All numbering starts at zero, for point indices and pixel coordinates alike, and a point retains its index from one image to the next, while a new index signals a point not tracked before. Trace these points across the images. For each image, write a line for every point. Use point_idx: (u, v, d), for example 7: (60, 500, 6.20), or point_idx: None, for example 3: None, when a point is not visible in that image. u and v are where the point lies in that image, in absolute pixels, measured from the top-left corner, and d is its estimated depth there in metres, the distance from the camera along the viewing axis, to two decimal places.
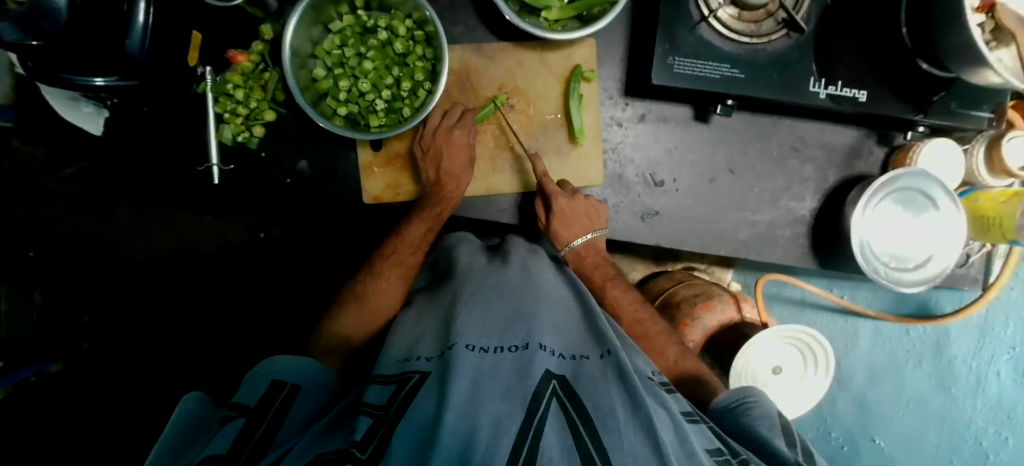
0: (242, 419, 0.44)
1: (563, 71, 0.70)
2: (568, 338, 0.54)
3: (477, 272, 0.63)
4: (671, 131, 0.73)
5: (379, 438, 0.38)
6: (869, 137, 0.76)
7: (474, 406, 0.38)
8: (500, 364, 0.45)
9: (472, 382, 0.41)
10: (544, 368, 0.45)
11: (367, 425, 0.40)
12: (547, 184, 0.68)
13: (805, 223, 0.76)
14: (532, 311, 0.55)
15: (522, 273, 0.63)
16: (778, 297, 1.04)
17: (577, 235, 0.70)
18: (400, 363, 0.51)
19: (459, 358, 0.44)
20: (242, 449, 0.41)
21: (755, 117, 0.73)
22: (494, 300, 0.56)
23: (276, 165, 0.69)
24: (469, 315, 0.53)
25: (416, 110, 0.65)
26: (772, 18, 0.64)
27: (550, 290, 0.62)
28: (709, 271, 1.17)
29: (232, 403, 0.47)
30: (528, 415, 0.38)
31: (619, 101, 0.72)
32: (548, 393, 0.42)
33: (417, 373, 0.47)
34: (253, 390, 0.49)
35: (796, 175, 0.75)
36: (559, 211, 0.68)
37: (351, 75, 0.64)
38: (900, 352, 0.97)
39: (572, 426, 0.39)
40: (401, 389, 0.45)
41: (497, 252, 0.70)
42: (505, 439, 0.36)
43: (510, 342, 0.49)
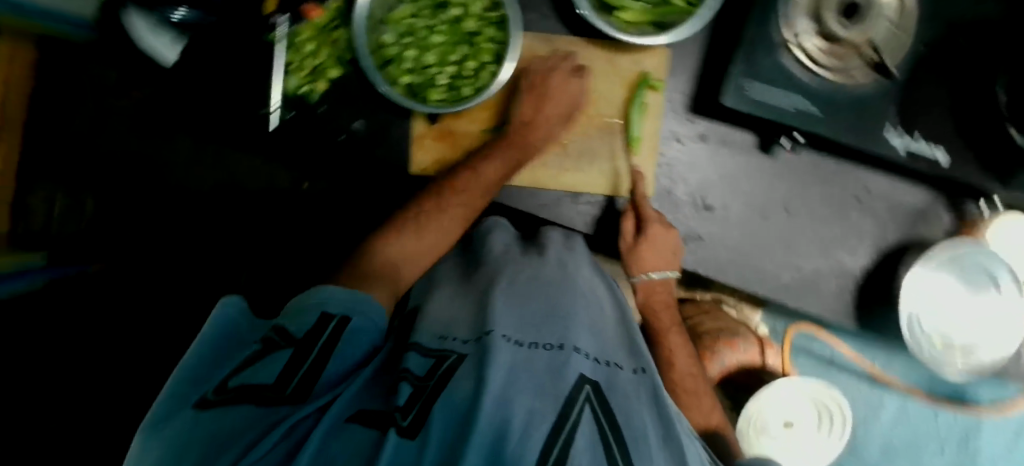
0: (289, 350, 0.41)
1: (629, 75, 0.68)
2: (602, 343, 0.54)
3: (512, 261, 0.64)
4: (730, 157, 0.70)
5: (418, 409, 0.38)
6: (938, 201, 0.71)
7: (509, 394, 0.39)
8: (534, 362, 0.45)
9: (508, 371, 0.41)
10: (579, 372, 0.45)
11: (408, 393, 0.40)
12: (645, 208, 0.67)
13: (853, 279, 0.72)
14: (570, 311, 0.55)
15: (558, 267, 0.62)
16: (807, 351, 1.03)
17: (652, 267, 0.68)
18: (437, 340, 0.51)
19: (497, 345, 0.45)
20: (288, 385, 0.39)
21: (822, 158, 0.70)
22: (533, 294, 0.57)
23: (333, 121, 0.70)
24: (506, 305, 0.53)
25: (477, 91, 0.65)
26: (860, 57, 0.61)
27: (588, 293, 0.62)
28: (738, 307, 1.06)
29: (277, 328, 0.44)
30: (560, 416, 0.39)
31: (683, 116, 0.70)
32: (581, 398, 0.42)
33: (454, 353, 0.47)
34: (302, 316, 0.44)
35: (854, 227, 0.71)
36: (650, 239, 0.66)
37: (419, 46, 0.65)
38: (922, 429, 1.00)
39: (604, 440, 0.39)
40: (441, 364, 0.45)
41: (531, 244, 0.69)
42: (536, 434, 0.36)
43: (545, 339, 0.49)
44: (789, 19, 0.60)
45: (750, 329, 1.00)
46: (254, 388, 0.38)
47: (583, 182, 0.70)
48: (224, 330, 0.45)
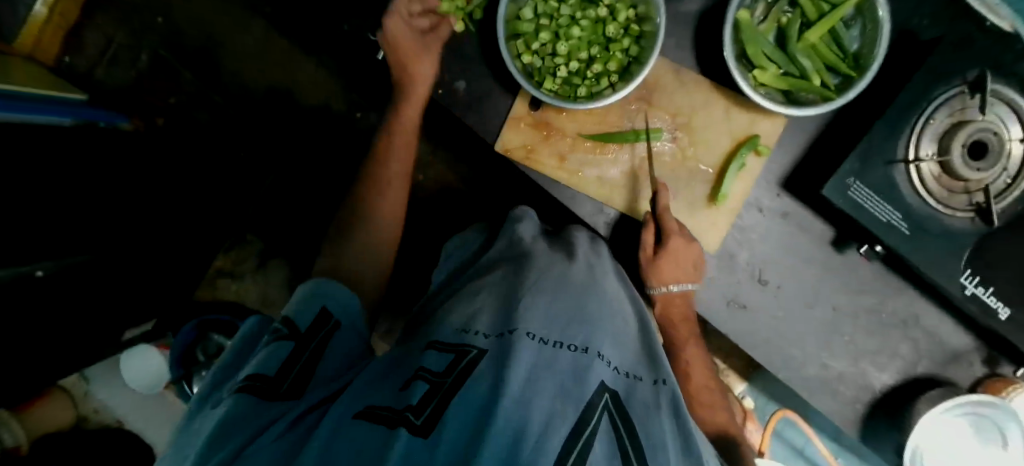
0: (291, 342, 0.47)
1: (740, 132, 0.68)
2: (624, 351, 0.53)
3: (545, 257, 0.63)
4: (801, 242, 0.70)
5: (434, 405, 0.37)
6: (978, 352, 0.71)
7: (528, 396, 0.38)
8: (557, 361, 0.44)
9: (529, 371, 0.40)
10: (600, 379, 0.44)
11: (423, 390, 0.39)
12: (666, 221, 0.66)
13: (871, 394, 0.73)
14: (595, 316, 0.54)
15: (586, 271, 0.62)
16: (783, 436, 1.08)
17: (672, 279, 0.67)
18: (457, 333, 0.49)
19: (521, 342, 0.44)
20: (287, 374, 0.45)
21: (888, 276, 0.70)
22: (561, 294, 0.55)
23: (437, 72, 0.69)
24: (533, 301, 0.52)
25: (592, 95, 0.64)
26: (967, 196, 0.60)
27: (615, 301, 0.61)
28: (725, 374, 1.08)
29: (285, 320, 0.50)
30: (580, 422, 0.37)
31: (773, 188, 0.70)
32: (600, 406, 0.41)
33: (475, 349, 0.45)
34: (304, 311, 0.51)
35: (889, 348, 0.72)
36: (672, 251, 0.65)
37: (553, 31, 0.63)
38: None
39: (621, 449, 0.38)
40: (460, 360, 0.43)
41: (560, 242, 0.69)
42: (553, 440, 0.35)
43: (570, 340, 0.48)
44: (919, 136, 0.60)
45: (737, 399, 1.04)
46: (255, 378, 0.43)
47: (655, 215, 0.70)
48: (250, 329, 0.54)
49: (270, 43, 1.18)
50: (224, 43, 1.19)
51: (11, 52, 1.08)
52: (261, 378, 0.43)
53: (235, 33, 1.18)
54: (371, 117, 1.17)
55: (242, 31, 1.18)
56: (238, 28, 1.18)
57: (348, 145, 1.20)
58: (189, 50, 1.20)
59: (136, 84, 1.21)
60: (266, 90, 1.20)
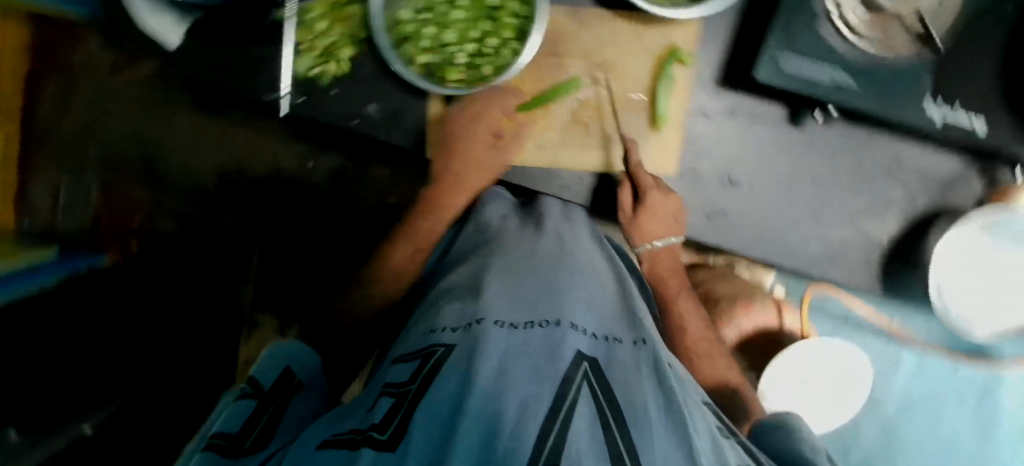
0: (255, 401, 0.52)
1: (657, 50, 0.66)
2: (601, 316, 0.55)
3: (510, 239, 0.65)
4: (758, 131, 0.68)
5: (398, 421, 0.39)
6: (972, 169, 0.68)
7: (502, 383, 0.40)
8: (530, 341, 0.46)
9: (500, 359, 0.43)
10: (576, 349, 0.46)
11: (388, 405, 0.42)
12: (641, 176, 0.66)
13: (880, 249, 0.71)
14: (566, 287, 0.56)
15: (555, 242, 0.64)
16: (825, 311, 0.99)
17: (658, 235, 0.71)
18: (426, 335, 0.52)
19: (489, 334, 0.46)
20: (247, 435, 0.47)
21: (854, 130, 0.68)
22: (526, 275, 0.57)
23: (345, 104, 0.66)
24: (499, 289, 0.55)
25: (499, 70, 0.62)
26: (905, 31, 0.59)
27: (585, 266, 0.62)
28: (752, 269, 1.09)
29: (250, 379, 0.55)
30: (557, 397, 0.39)
31: (711, 90, 0.67)
32: (579, 376, 0.43)
33: (440, 347, 0.48)
34: (270, 369, 0.57)
35: (882, 199, 0.70)
36: (653, 206, 0.66)
37: (437, 23, 0.61)
38: (940, 389, 0.96)
39: (602, 414, 0.39)
40: (424, 365, 0.46)
41: (528, 214, 0.71)
42: (530, 424, 0.36)
43: (542, 318, 0.50)
44: None
45: (767, 295, 1.00)
46: (219, 434, 0.46)
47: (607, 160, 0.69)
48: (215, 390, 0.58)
49: (201, 130, 1.17)
50: (159, 148, 1.19)
51: None
52: (223, 434, 0.46)
53: (164, 134, 1.18)
54: (322, 162, 1.16)
55: (170, 130, 1.17)
56: (165, 129, 1.17)
57: (312, 197, 1.18)
58: (131, 167, 1.20)
59: (96, 218, 1.22)
60: (216, 177, 1.19)
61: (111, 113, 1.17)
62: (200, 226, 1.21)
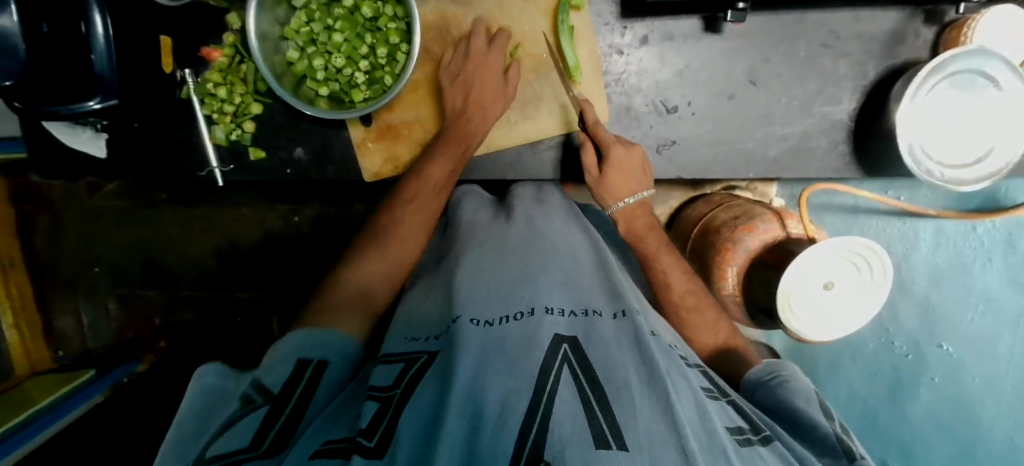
0: (266, 406, 0.42)
1: (548, 3, 0.64)
2: (578, 293, 0.52)
3: (480, 229, 0.62)
4: (679, 50, 0.66)
5: (384, 425, 0.39)
6: (914, 17, 0.64)
7: (480, 384, 0.39)
8: (506, 336, 0.44)
9: (478, 361, 0.41)
10: (553, 333, 0.45)
11: (373, 410, 0.40)
12: (601, 134, 0.63)
13: (845, 128, 0.67)
14: (536, 270, 0.53)
15: (527, 227, 0.61)
16: (829, 207, 0.95)
17: (626, 191, 0.65)
18: (406, 342, 0.50)
19: (463, 332, 0.45)
20: (264, 440, 0.39)
21: (774, 17, 0.64)
22: (497, 262, 0.55)
23: (274, 157, 0.69)
24: (472, 281, 0.53)
25: (398, 76, 0.62)
26: None
27: (559, 240, 0.60)
28: (752, 187, 1.11)
29: (254, 386, 0.44)
30: (535, 392, 0.38)
31: (617, 26, 0.65)
32: (557, 363, 0.41)
33: (424, 353, 0.47)
34: (276, 371, 0.46)
35: (829, 76, 0.66)
36: (616, 162, 0.63)
37: (324, 51, 0.62)
38: (965, 251, 0.88)
39: (582, 396, 0.38)
40: (409, 368, 0.45)
41: (504, 205, 0.68)
42: (512, 419, 0.35)
43: (515, 309, 0.48)
44: None
45: (766, 208, 0.95)
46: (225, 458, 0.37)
47: (539, 128, 0.68)
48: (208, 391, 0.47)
49: (188, 221, 1.21)
50: (156, 249, 1.23)
51: (19, 379, 1.17)
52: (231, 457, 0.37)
53: (157, 235, 1.23)
54: (305, 213, 1.16)
55: (160, 228, 1.22)
56: (156, 229, 1.22)
57: (306, 250, 1.19)
58: (138, 274, 1.25)
59: (122, 331, 1.27)
60: (214, 257, 1.22)
61: (104, 230, 1.22)
62: (214, 308, 1.24)
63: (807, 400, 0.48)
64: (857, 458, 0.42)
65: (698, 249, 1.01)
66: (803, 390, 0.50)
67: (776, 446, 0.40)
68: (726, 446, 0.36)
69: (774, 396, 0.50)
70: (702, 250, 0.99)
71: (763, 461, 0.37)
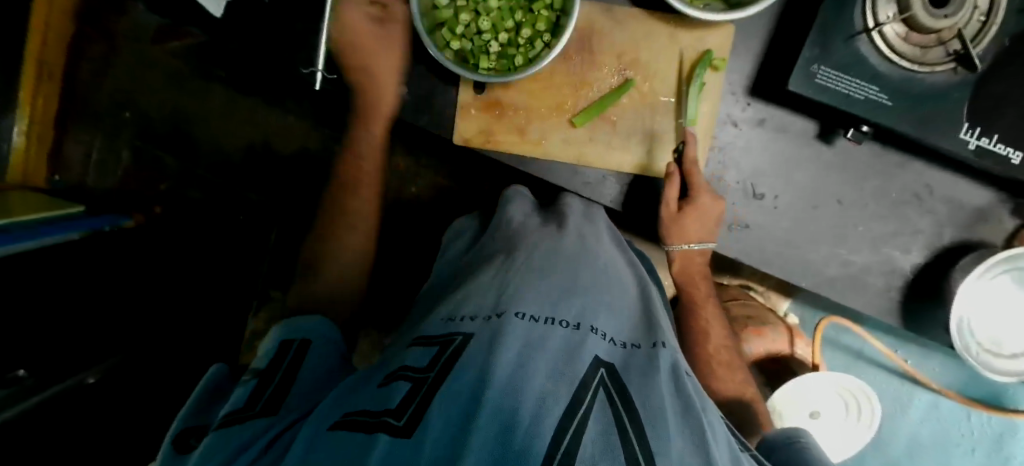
0: (255, 379, 0.47)
1: (691, 54, 0.66)
2: (620, 321, 0.53)
3: (529, 232, 0.64)
4: (787, 144, 0.68)
5: (415, 406, 0.37)
6: (1004, 203, 0.67)
7: (520, 378, 0.38)
8: (549, 338, 0.44)
9: (521, 353, 0.41)
10: (594, 354, 0.44)
11: (405, 391, 0.39)
12: (695, 177, 0.65)
13: (903, 277, 0.69)
14: (587, 287, 0.53)
15: (578, 242, 0.61)
16: (835, 343, 0.96)
17: (695, 238, 0.67)
18: (444, 323, 0.50)
19: (510, 326, 0.44)
20: (257, 402, 0.44)
21: (885, 151, 0.67)
22: (549, 268, 0.55)
23: (377, 85, 0.68)
24: (522, 282, 0.52)
25: (529, 61, 0.63)
26: (943, 47, 0.57)
27: (605, 263, 0.60)
28: (765, 296, 1.04)
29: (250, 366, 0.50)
30: (573, 401, 0.38)
31: (741, 99, 0.67)
32: (596, 380, 0.41)
33: (459, 336, 0.46)
34: (267, 352, 0.52)
35: (909, 225, 0.68)
36: (700, 209, 0.64)
37: (473, 10, 0.62)
38: (953, 434, 0.90)
39: (618, 421, 0.37)
40: (444, 352, 0.44)
41: (552, 215, 0.69)
42: (546, 422, 0.35)
43: (562, 317, 0.48)
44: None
45: (778, 318, 0.95)
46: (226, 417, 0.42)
47: (627, 161, 0.68)
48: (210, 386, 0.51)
49: (234, 105, 1.19)
50: (191, 118, 1.21)
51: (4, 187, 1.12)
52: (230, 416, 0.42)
53: (197, 105, 1.20)
54: None
55: (205, 102, 1.20)
56: (199, 100, 1.20)
57: None
58: (164, 135, 1.22)
59: (125, 182, 1.24)
60: (244, 151, 1.21)
61: (151, 82, 1.20)
62: (224, 198, 1.22)
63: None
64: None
65: None
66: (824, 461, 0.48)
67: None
68: None
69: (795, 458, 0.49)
70: None
71: None
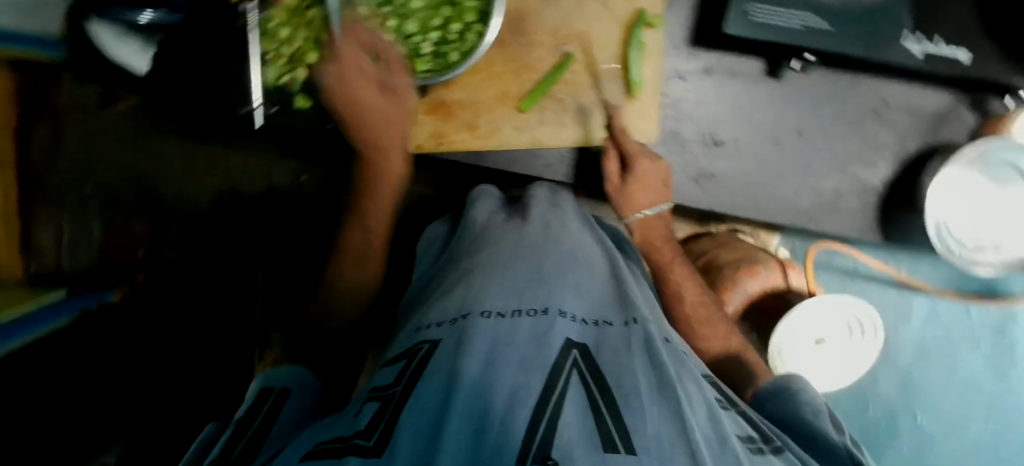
0: (232, 427, 0.44)
1: (625, 16, 0.65)
2: (590, 299, 0.53)
3: (494, 229, 0.64)
4: (737, 87, 0.67)
5: (382, 427, 0.38)
6: (959, 102, 0.67)
7: (490, 377, 0.39)
8: (517, 331, 0.44)
9: (489, 352, 0.42)
10: (565, 336, 0.45)
11: (373, 410, 0.41)
12: (626, 144, 0.64)
13: (875, 194, 0.70)
14: (552, 272, 0.54)
15: (541, 228, 0.62)
16: (829, 266, 0.97)
17: (645, 204, 0.66)
18: (414, 333, 0.51)
19: (476, 327, 0.45)
20: (234, 449, 0.41)
21: (835, 75, 0.66)
22: (513, 260, 0.56)
23: (321, 109, 0.68)
24: (488, 280, 0.53)
25: (465, 55, 0.61)
26: None
27: (573, 244, 0.60)
28: (755, 235, 1.10)
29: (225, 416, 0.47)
30: (546, 390, 0.38)
31: (684, 51, 0.67)
32: (568, 364, 0.42)
33: (427, 343, 0.47)
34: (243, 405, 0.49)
35: (871, 141, 0.68)
36: (641, 175, 0.63)
37: (399, 15, 0.62)
38: (955, 333, 0.91)
39: (592, 403, 0.38)
40: (411, 363, 0.45)
41: (518, 208, 0.69)
42: (521, 413, 0.35)
43: (529, 305, 0.48)
44: None
45: (770, 255, 0.95)
46: None
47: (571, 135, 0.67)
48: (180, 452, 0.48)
49: (192, 156, 1.17)
50: (153, 178, 1.19)
51: None
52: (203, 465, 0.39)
53: (156, 164, 1.18)
54: (315, 173, 1.15)
55: (163, 158, 1.18)
56: (157, 159, 1.18)
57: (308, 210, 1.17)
58: (129, 200, 1.21)
59: (102, 255, 1.23)
60: (212, 198, 1.19)
61: (105, 150, 1.18)
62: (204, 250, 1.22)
63: (815, 414, 0.48)
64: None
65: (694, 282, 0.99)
66: (814, 399, 0.50)
67: (787, 457, 0.41)
68: (737, 454, 0.38)
69: (787, 410, 0.50)
70: None
71: None
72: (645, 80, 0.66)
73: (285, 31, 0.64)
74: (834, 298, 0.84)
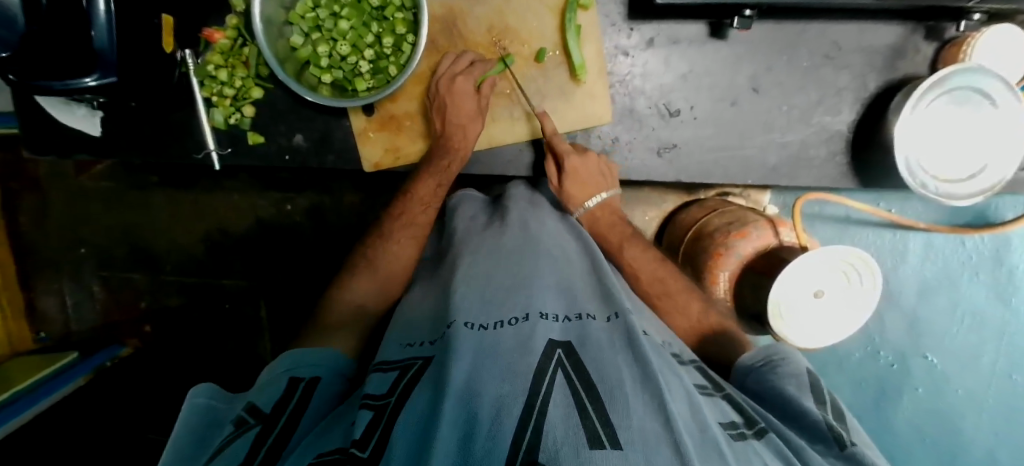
0: (257, 426, 0.42)
1: (557, 1, 0.64)
2: (572, 297, 0.53)
3: (475, 235, 0.62)
4: (684, 53, 0.66)
5: (379, 435, 0.38)
6: (916, 32, 0.65)
7: (474, 387, 0.38)
8: (501, 339, 0.43)
9: (473, 361, 0.41)
10: (548, 340, 0.44)
11: (367, 419, 0.39)
12: (557, 143, 0.66)
13: (842, 139, 0.68)
14: (533, 276, 0.53)
15: (521, 233, 0.60)
16: (819, 216, 0.94)
17: (589, 194, 0.67)
18: (402, 350, 0.50)
19: (459, 337, 0.44)
20: (253, 459, 0.39)
21: (780, 26, 0.65)
22: (493, 266, 0.55)
23: (275, 142, 0.69)
24: (467, 287, 0.52)
25: (403, 66, 0.62)
26: None
27: (553, 244, 0.60)
28: (747, 195, 1.09)
29: (248, 405, 0.45)
30: (530, 395, 0.37)
31: (623, 27, 0.66)
32: (552, 365, 0.40)
33: (419, 359, 0.47)
34: (270, 389, 0.47)
35: (830, 87, 0.67)
36: (573, 170, 0.65)
37: (329, 38, 0.61)
38: (953, 265, 0.89)
39: (576, 397, 0.37)
40: (403, 376, 0.45)
41: (497, 209, 0.68)
42: (508, 421, 0.35)
43: (510, 314, 0.47)
44: None
45: (760, 215, 0.92)
46: None
47: (519, 130, 0.69)
48: (200, 417, 0.45)
49: (176, 205, 1.17)
50: (141, 232, 1.19)
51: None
52: None
53: (143, 216, 1.19)
54: (299, 202, 1.12)
55: (148, 212, 1.18)
56: (141, 213, 1.18)
57: (298, 241, 1.15)
58: (123, 257, 1.21)
59: (107, 313, 1.24)
60: (203, 243, 1.18)
61: (91, 212, 1.19)
62: (201, 294, 1.20)
63: (799, 386, 0.48)
64: (847, 445, 0.43)
65: (690, 253, 0.98)
66: (796, 368, 0.51)
67: (770, 439, 0.41)
68: (718, 441, 0.36)
69: (766, 381, 0.50)
70: (694, 255, 0.96)
71: (758, 455, 0.38)
72: (586, 65, 0.66)
73: (222, 74, 0.64)
74: (828, 249, 0.81)
